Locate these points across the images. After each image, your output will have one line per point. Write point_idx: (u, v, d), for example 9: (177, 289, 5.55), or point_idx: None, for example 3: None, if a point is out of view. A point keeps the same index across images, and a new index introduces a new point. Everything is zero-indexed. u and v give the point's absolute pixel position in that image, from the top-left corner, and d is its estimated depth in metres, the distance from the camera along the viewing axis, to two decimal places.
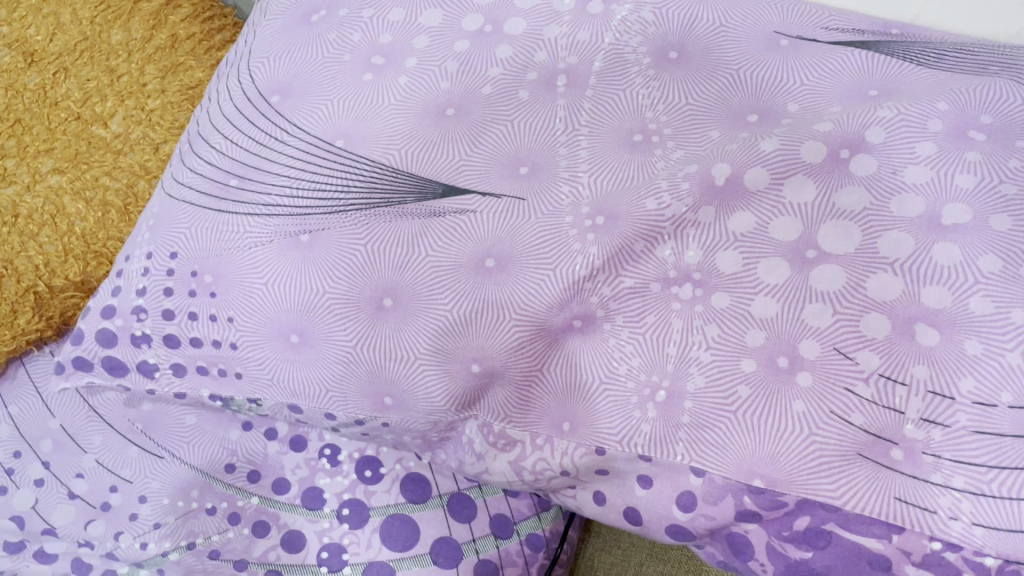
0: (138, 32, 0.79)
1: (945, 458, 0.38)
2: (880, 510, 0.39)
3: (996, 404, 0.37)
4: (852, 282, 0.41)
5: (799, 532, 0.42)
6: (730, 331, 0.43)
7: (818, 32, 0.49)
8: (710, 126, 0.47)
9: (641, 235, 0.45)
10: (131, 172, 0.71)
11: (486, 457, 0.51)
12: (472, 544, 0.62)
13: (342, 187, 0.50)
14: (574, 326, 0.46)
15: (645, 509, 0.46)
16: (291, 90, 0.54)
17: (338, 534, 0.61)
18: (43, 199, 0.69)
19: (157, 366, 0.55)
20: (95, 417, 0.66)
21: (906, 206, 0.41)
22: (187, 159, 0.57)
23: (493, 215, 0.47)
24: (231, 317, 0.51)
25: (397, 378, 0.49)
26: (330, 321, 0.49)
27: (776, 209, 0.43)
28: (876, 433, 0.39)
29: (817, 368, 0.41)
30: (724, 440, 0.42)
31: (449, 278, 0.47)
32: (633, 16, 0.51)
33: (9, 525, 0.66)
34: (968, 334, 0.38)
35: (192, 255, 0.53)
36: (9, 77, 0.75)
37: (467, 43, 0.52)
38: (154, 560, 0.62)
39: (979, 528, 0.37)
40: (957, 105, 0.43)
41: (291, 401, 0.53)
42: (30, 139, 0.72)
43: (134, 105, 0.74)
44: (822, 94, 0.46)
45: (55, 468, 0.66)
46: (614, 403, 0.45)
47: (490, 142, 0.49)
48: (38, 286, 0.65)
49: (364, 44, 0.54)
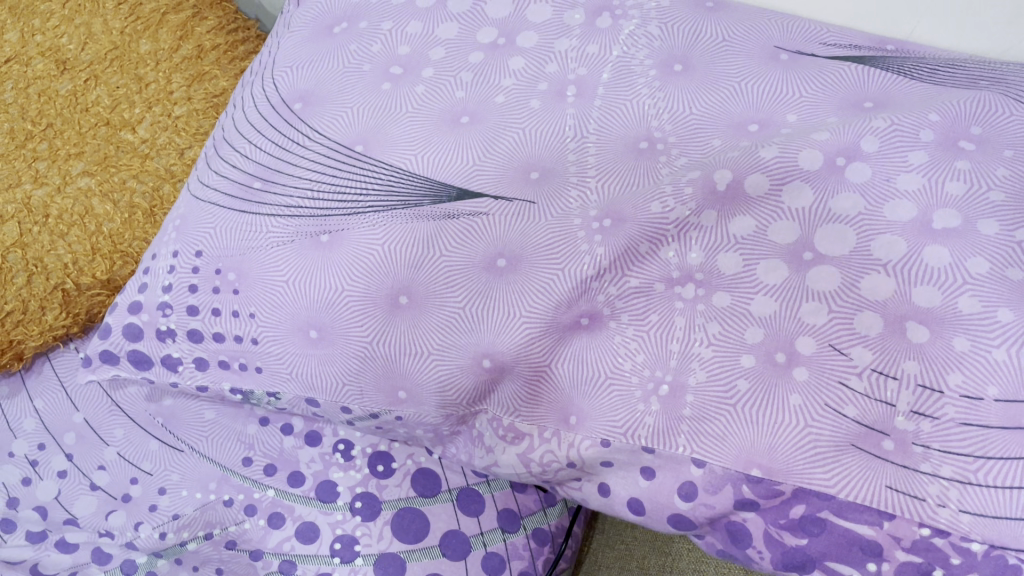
0: (165, 42, 0.82)
1: (933, 448, 0.40)
2: (872, 498, 0.41)
3: (983, 397, 0.39)
4: (847, 282, 0.43)
5: (795, 520, 0.44)
6: (731, 328, 0.45)
7: (815, 47, 0.52)
8: (713, 135, 0.49)
9: (647, 237, 0.47)
10: (157, 175, 0.74)
11: (496, 449, 0.53)
12: (480, 537, 0.64)
13: (362, 190, 0.53)
14: (581, 324, 0.48)
15: (648, 499, 0.48)
16: (313, 98, 0.57)
17: (351, 526, 0.63)
18: (72, 201, 0.72)
19: (181, 360, 0.58)
20: (117, 411, 0.69)
21: (899, 210, 0.43)
22: (213, 163, 0.60)
23: (505, 217, 0.50)
24: (253, 313, 0.54)
25: (412, 372, 0.51)
26: (348, 318, 0.51)
27: (775, 214, 0.45)
28: (869, 424, 0.41)
29: (813, 363, 0.43)
30: (724, 431, 0.44)
31: (462, 278, 0.49)
32: (640, 31, 0.54)
33: (32, 516, 0.68)
34: (957, 331, 0.40)
35: (217, 254, 0.55)
36: (42, 84, 0.78)
37: (481, 55, 0.55)
38: (171, 550, 0.65)
39: (966, 515, 0.39)
40: (947, 117, 0.45)
41: (309, 394, 0.55)
42: (62, 142, 0.75)
43: (161, 111, 0.77)
44: (819, 105, 0.48)
45: (78, 460, 0.68)
46: (620, 397, 0.47)
47: (502, 148, 0.51)
48: (66, 284, 0.69)
49: (383, 55, 0.57)
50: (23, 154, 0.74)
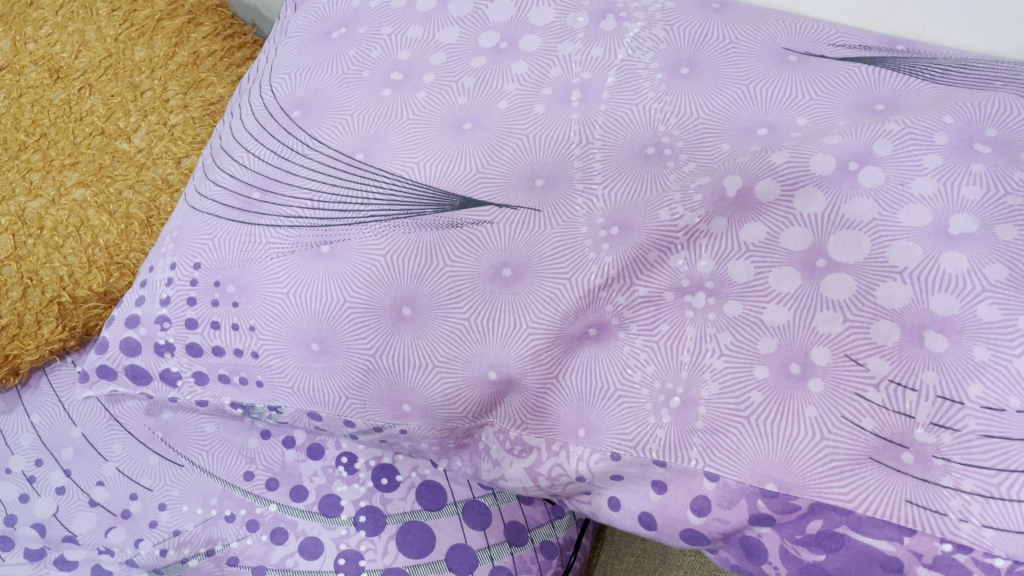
0: (161, 49, 0.81)
1: (954, 461, 0.39)
2: (891, 513, 0.40)
3: (1005, 408, 0.38)
4: (862, 290, 0.42)
5: (812, 535, 0.43)
6: (743, 338, 0.44)
7: (825, 48, 0.51)
8: (721, 140, 0.48)
9: (655, 245, 0.46)
10: (153, 185, 0.73)
11: (503, 463, 0.52)
12: (486, 551, 0.63)
13: (363, 199, 0.52)
14: (589, 334, 0.47)
15: (659, 514, 0.47)
16: (312, 105, 0.56)
17: (355, 541, 0.62)
18: (68, 212, 0.71)
19: (180, 374, 0.56)
20: (115, 426, 0.68)
21: (914, 215, 0.42)
22: (211, 172, 0.58)
23: (509, 226, 0.48)
24: (253, 326, 0.53)
25: (416, 385, 0.50)
26: (350, 329, 0.50)
27: (786, 220, 0.44)
28: (887, 437, 0.40)
29: (828, 374, 0.42)
30: (738, 444, 0.43)
31: (467, 288, 0.48)
32: (646, 33, 0.53)
33: (30, 533, 0.67)
34: (977, 340, 0.39)
35: (216, 266, 0.54)
36: (35, 93, 0.77)
37: (483, 60, 0.54)
38: (173, 566, 0.64)
39: (989, 531, 0.38)
40: (962, 119, 0.44)
41: (311, 408, 0.54)
42: (56, 152, 0.74)
43: (157, 119, 0.76)
44: (830, 108, 0.47)
45: (76, 476, 0.67)
46: (630, 409, 0.46)
47: (505, 155, 0.50)
48: (62, 297, 0.68)
49: (383, 60, 0.56)
50: (17, 164, 0.73)
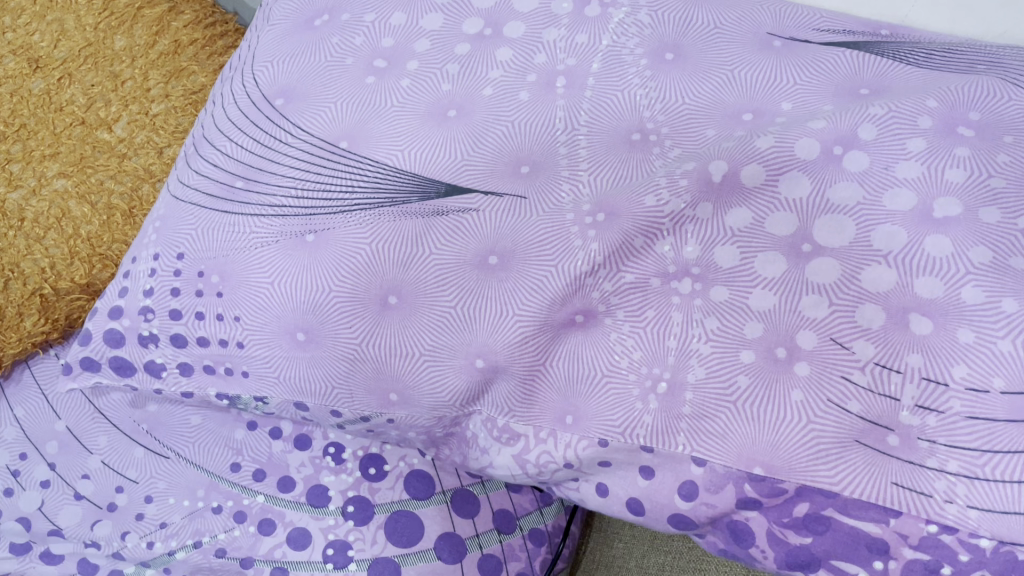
0: (141, 37, 0.79)
1: (939, 443, 0.39)
2: (877, 495, 0.41)
3: (989, 390, 0.38)
4: (848, 274, 0.42)
5: (799, 518, 0.43)
6: (730, 323, 0.44)
7: (809, 33, 0.50)
8: (706, 125, 0.48)
9: (641, 232, 0.46)
10: (136, 175, 0.72)
11: (491, 451, 0.52)
12: (475, 539, 0.63)
13: (348, 187, 0.51)
14: (575, 321, 0.47)
15: (647, 499, 0.47)
16: (295, 93, 0.55)
17: (343, 531, 0.61)
18: (48, 204, 0.70)
19: (164, 366, 0.56)
20: (100, 419, 0.67)
21: (899, 199, 0.42)
22: (193, 162, 0.58)
23: (495, 214, 0.48)
24: (237, 317, 0.52)
25: (404, 374, 0.50)
26: (336, 319, 0.50)
27: (772, 205, 0.44)
28: (873, 419, 0.41)
29: (814, 358, 0.42)
30: (726, 429, 0.43)
31: (453, 276, 0.48)
32: (630, 18, 0.52)
33: (15, 527, 0.66)
34: (962, 323, 0.39)
35: (199, 256, 0.54)
36: (14, 83, 0.76)
37: (467, 47, 0.53)
38: (160, 559, 0.63)
39: (974, 511, 0.39)
40: (946, 103, 0.44)
41: (297, 399, 0.53)
42: (36, 143, 0.73)
43: (138, 109, 0.75)
44: (815, 93, 0.47)
45: (61, 470, 0.67)
46: (616, 395, 0.46)
47: (490, 142, 0.50)
48: (44, 289, 0.67)
49: (366, 47, 0.55)
50: None
